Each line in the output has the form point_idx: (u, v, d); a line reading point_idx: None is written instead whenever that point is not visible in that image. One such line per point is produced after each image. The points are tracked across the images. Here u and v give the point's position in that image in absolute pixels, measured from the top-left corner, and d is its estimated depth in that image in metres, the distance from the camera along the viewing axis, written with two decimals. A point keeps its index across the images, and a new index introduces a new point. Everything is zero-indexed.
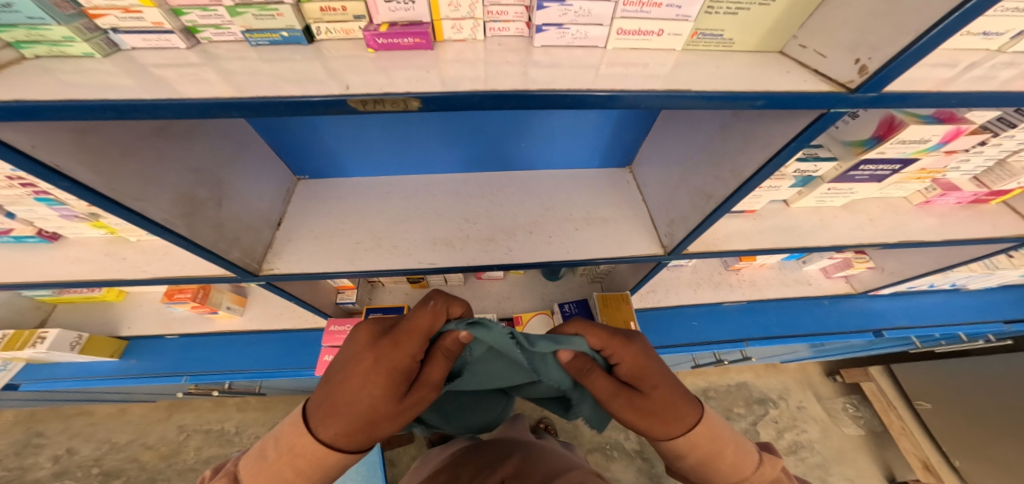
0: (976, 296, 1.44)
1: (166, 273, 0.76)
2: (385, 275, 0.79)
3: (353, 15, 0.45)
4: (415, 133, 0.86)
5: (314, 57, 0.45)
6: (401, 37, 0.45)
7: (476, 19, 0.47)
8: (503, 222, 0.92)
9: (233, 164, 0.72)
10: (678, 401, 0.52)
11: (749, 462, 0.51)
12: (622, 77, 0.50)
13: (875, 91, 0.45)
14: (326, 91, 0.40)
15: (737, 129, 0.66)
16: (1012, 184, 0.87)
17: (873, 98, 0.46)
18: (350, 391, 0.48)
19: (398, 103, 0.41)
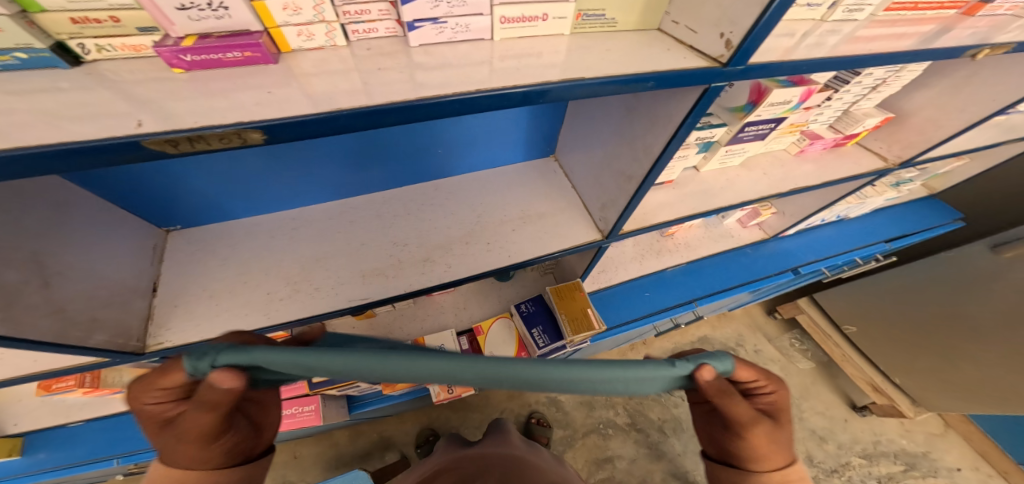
0: (860, 222, 1.62)
1: (12, 373, 0.62)
2: (310, 322, 0.72)
3: (135, 27, 0.35)
4: (313, 157, 0.77)
5: (92, 84, 0.35)
6: (223, 52, 0.37)
7: (329, 23, 0.41)
8: (435, 237, 0.88)
9: (60, 229, 0.56)
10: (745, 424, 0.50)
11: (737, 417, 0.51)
12: (517, 70, 0.46)
13: (744, 64, 0.47)
14: (111, 130, 0.30)
15: (641, 107, 0.66)
16: (859, 128, 0.99)
17: (742, 70, 0.49)
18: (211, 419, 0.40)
19: (231, 137, 0.33)
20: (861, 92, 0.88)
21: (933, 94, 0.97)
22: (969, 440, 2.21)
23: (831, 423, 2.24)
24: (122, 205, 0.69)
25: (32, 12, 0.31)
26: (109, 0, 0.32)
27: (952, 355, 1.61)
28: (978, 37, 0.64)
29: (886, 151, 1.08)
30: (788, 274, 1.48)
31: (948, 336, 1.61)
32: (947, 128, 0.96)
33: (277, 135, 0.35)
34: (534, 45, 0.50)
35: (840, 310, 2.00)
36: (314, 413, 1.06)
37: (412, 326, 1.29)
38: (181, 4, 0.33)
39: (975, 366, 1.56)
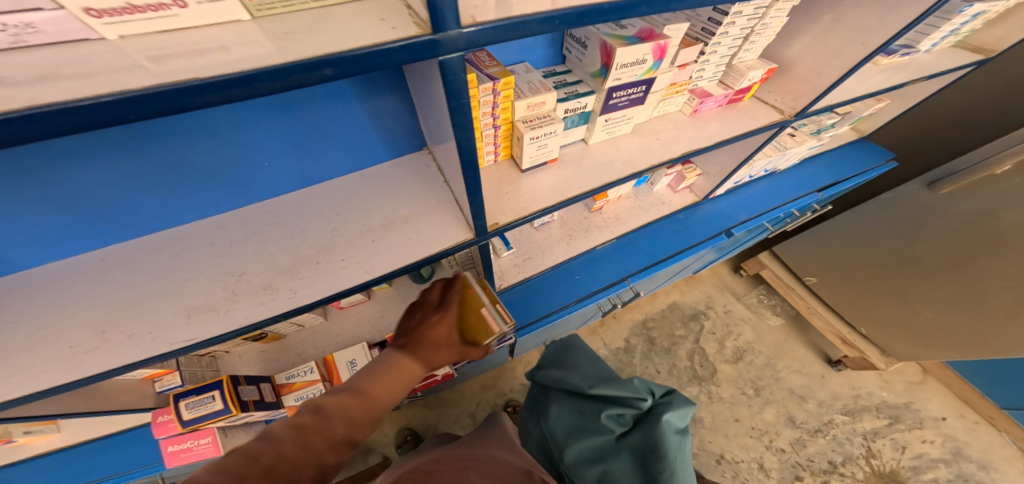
0: (790, 174, 1.62)
1: None
2: (119, 375, 0.64)
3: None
4: (106, 179, 0.70)
5: None
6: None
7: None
8: (280, 259, 0.78)
9: None
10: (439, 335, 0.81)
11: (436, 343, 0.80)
12: (178, 70, 0.35)
13: (457, 28, 0.41)
14: None
15: (433, 86, 0.55)
16: (745, 81, 1.10)
17: (463, 35, 0.43)
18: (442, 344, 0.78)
19: None
20: (734, 44, 0.99)
21: (808, 41, 1.04)
22: (948, 386, 2.28)
23: (809, 382, 2.30)
24: None
25: None
26: None
27: (910, 299, 1.68)
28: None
29: (782, 103, 1.15)
30: (720, 237, 1.48)
31: (900, 279, 1.68)
32: (828, 75, 1.03)
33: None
34: (193, 39, 0.38)
35: (800, 262, 2.10)
36: (211, 445, 0.98)
37: (325, 342, 1.22)
38: None
39: (932, 309, 1.62)
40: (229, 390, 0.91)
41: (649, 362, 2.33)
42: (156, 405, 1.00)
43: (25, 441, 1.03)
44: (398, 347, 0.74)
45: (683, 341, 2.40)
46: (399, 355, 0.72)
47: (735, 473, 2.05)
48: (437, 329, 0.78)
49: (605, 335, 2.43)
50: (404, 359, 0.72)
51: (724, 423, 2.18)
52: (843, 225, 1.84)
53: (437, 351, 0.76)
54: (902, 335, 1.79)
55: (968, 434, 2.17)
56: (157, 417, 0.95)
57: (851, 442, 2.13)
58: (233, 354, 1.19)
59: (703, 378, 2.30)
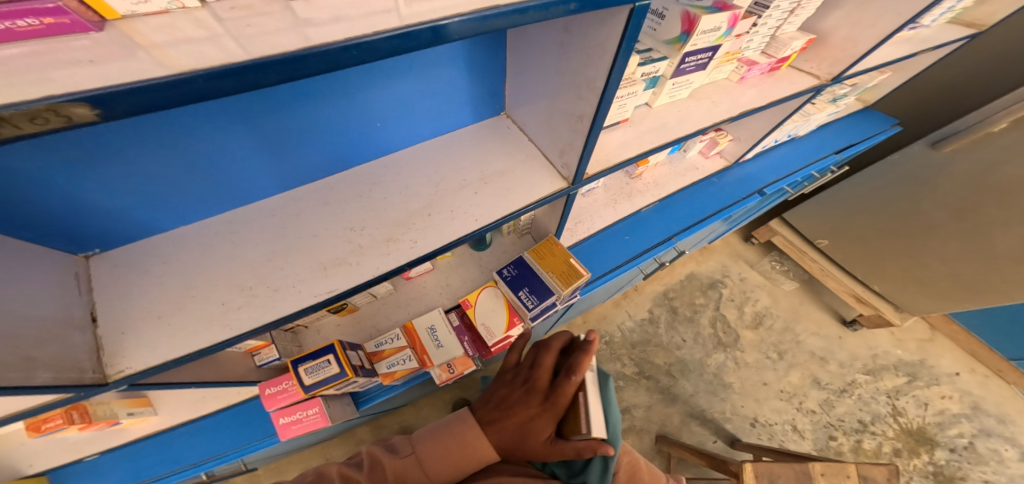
0: (809, 139, 1.71)
1: None
2: (276, 327, 0.68)
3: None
4: (236, 142, 0.73)
5: None
6: (10, 18, 0.30)
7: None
8: (393, 215, 0.83)
9: None
10: (519, 416, 0.65)
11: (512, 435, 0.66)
12: (432, 12, 0.42)
13: None
14: None
15: (577, 40, 0.61)
16: (787, 51, 1.16)
17: None
18: (511, 419, 0.66)
19: (44, 115, 0.27)
20: (780, 17, 1.05)
21: (844, 14, 1.12)
22: (959, 343, 2.38)
23: (828, 344, 2.40)
24: (32, 237, 0.65)
25: None
26: None
27: (920, 255, 1.79)
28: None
29: (817, 70, 1.23)
30: (753, 197, 1.57)
31: (913, 235, 1.79)
32: (864, 44, 1.10)
33: (116, 109, 0.29)
34: None
35: (814, 226, 2.18)
36: (319, 416, 1.00)
37: (398, 312, 1.27)
38: None
39: (944, 263, 1.74)
40: (342, 354, 0.94)
41: (674, 331, 2.42)
42: (258, 378, 1.03)
43: (127, 424, 1.04)
44: (486, 417, 0.68)
45: (704, 309, 2.49)
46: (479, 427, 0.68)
47: (771, 435, 2.14)
48: (525, 411, 0.65)
49: (630, 307, 2.51)
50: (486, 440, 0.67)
51: (754, 387, 2.26)
52: (858, 186, 1.91)
53: (523, 439, 0.65)
54: (915, 288, 1.90)
55: (981, 388, 2.28)
56: (266, 389, 0.98)
57: (877, 401, 2.23)
58: (312, 329, 1.21)
59: (728, 344, 2.38)
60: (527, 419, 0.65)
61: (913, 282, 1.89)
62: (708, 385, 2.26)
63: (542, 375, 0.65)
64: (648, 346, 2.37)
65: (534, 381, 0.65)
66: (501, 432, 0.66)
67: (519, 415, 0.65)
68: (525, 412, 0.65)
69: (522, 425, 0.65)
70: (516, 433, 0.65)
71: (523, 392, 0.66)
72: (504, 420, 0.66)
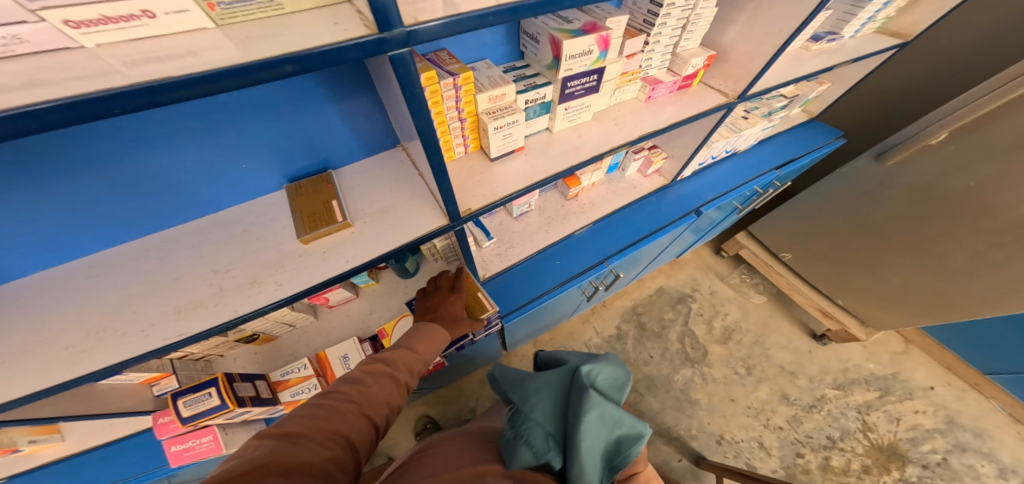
0: (751, 153, 1.67)
1: None
2: (113, 373, 0.67)
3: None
4: (89, 189, 0.73)
5: None
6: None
7: None
8: (264, 256, 0.83)
9: None
10: (432, 333, 0.90)
11: (432, 344, 0.88)
12: (145, 71, 0.39)
13: (402, 26, 0.46)
14: None
15: (389, 84, 0.60)
16: (689, 69, 1.06)
17: (407, 33, 0.47)
18: (428, 334, 0.90)
19: None
20: (674, 33, 0.97)
21: (738, 29, 1.01)
22: (932, 355, 2.32)
23: (799, 357, 2.34)
24: None
25: None
26: None
27: (875, 267, 1.69)
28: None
29: (724, 87, 1.10)
30: (690, 216, 1.53)
31: (865, 249, 1.70)
32: (758, 61, 0.99)
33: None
34: (167, 45, 0.42)
35: (776, 239, 2.09)
36: (212, 443, 1.02)
37: (318, 340, 1.26)
38: None
39: (898, 277, 1.64)
40: (225, 386, 0.95)
41: (641, 348, 2.38)
42: (154, 408, 1.02)
43: (33, 451, 1.07)
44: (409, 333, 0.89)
45: (672, 324, 2.45)
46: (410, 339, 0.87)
47: (736, 453, 2.08)
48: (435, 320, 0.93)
49: (597, 323, 2.48)
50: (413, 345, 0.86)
51: (720, 403, 2.21)
52: (805, 203, 1.85)
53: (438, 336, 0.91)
54: (870, 301, 1.81)
55: (957, 402, 2.19)
56: (158, 418, 0.98)
57: (847, 417, 2.16)
58: (229, 357, 1.21)
59: (695, 360, 2.34)
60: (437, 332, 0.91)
61: (867, 297, 1.82)
62: (675, 401, 2.22)
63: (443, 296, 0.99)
64: None
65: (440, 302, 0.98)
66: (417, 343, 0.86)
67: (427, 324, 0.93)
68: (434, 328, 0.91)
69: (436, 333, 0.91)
70: (431, 344, 0.88)
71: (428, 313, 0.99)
72: (422, 338, 0.88)
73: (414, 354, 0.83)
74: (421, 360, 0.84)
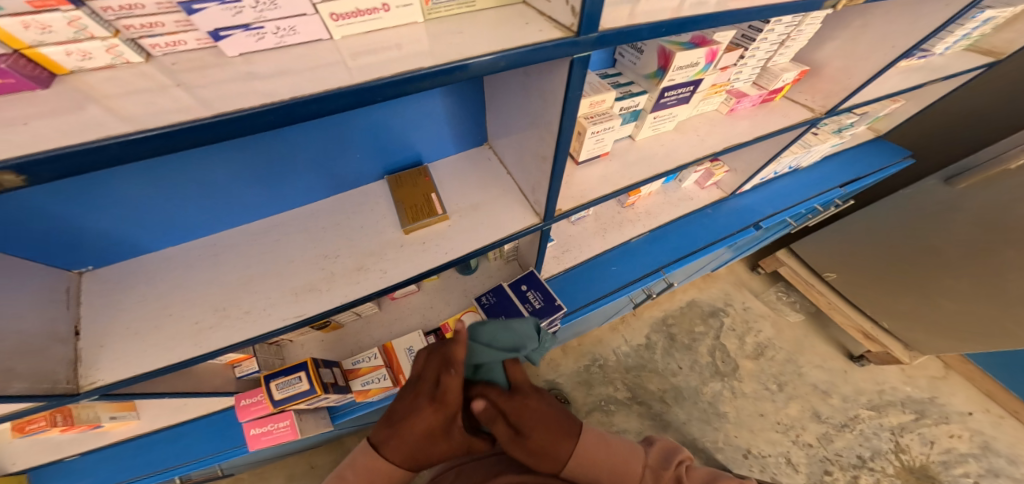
0: (813, 171, 1.69)
1: None
2: (241, 348, 0.71)
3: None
4: (221, 173, 0.77)
5: None
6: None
7: (65, 10, 0.32)
8: (368, 244, 0.86)
9: None
10: (421, 425, 0.69)
11: (427, 438, 0.69)
12: (371, 65, 0.44)
13: (596, 31, 0.48)
14: None
15: (535, 86, 0.64)
16: (779, 83, 1.09)
17: (597, 37, 0.49)
18: (416, 427, 0.69)
19: None
20: (770, 48, 0.98)
21: (838, 44, 1.05)
22: (972, 381, 2.29)
23: (832, 377, 2.33)
24: (28, 254, 0.69)
25: None
26: None
27: (928, 293, 1.68)
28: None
29: (811, 102, 1.15)
30: (749, 230, 1.55)
31: (920, 273, 1.68)
32: (859, 75, 1.03)
33: (38, 174, 0.31)
34: (381, 39, 0.48)
35: (822, 259, 2.08)
36: (289, 428, 1.06)
37: (380, 331, 1.29)
38: None
39: (956, 303, 1.61)
40: (313, 372, 1.00)
41: (670, 358, 2.39)
42: (237, 389, 1.06)
43: (109, 427, 1.09)
44: (379, 440, 0.71)
45: (703, 338, 2.45)
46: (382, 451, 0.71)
47: (763, 467, 2.06)
48: (422, 420, 0.69)
49: (627, 332, 2.49)
50: (386, 458, 0.70)
51: (749, 417, 2.21)
52: (858, 222, 1.87)
53: (432, 439, 0.70)
54: (919, 326, 1.81)
55: (994, 428, 2.17)
56: (241, 400, 1.02)
57: (879, 437, 2.14)
58: (297, 343, 1.24)
59: (725, 373, 2.33)
60: (426, 427, 0.69)
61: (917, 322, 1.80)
62: (703, 413, 2.21)
63: (429, 376, 0.71)
64: (642, 371, 2.34)
65: (420, 390, 0.71)
66: (408, 434, 0.70)
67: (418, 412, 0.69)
68: (424, 420, 0.69)
69: (425, 429, 0.69)
70: (424, 438, 0.69)
71: (410, 402, 0.71)
72: (407, 431, 0.70)
73: (410, 446, 0.70)
74: (410, 454, 0.70)
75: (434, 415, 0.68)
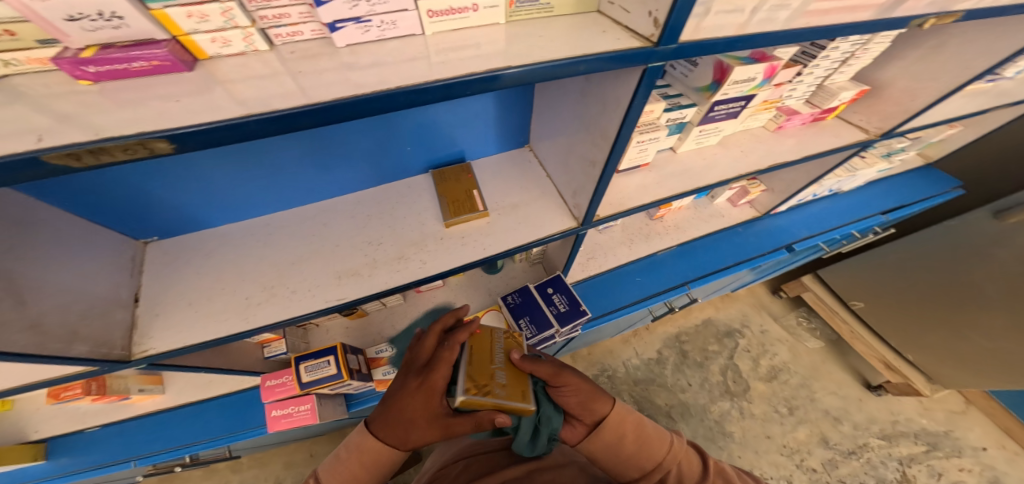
0: (852, 196, 1.70)
1: None
2: (286, 326, 0.72)
3: (33, 40, 0.34)
4: (282, 158, 0.80)
5: (5, 100, 0.35)
6: (126, 61, 0.37)
7: (223, 2, 0.38)
8: (409, 234, 0.88)
9: (46, 258, 0.58)
10: (406, 403, 0.68)
11: (407, 419, 0.67)
12: (456, 61, 0.47)
13: (674, 42, 0.50)
14: (8, 148, 0.30)
15: (595, 92, 0.66)
16: (834, 102, 1.09)
17: (674, 49, 0.51)
18: (401, 403, 0.68)
19: (135, 148, 0.33)
20: (830, 66, 0.98)
21: (906, 64, 1.06)
22: (991, 417, 2.26)
23: (845, 404, 2.30)
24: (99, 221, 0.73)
25: None
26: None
27: (961, 328, 1.67)
28: (926, 7, 0.67)
29: (866, 123, 1.17)
30: (780, 251, 1.56)
31: (956, 307, 1.66)
32: (925, 97, 1.04)
33: (186, 143, 0.34)
34: (465, 38, 0.51)
35: (849, 287, 2.09)
36: (309, 413, 1.06)
37: (404, 322, 1.30)
38: (68, 15, 0.32)
39: (988, 339, 1.60)
40: (341, 357, 1.03)
41: (680, 374, 2.38)
42: (263, 371, 1.08)
43: (136, 399, 1.11)
44: (376, 418, 0.71)
45: (716, 357, 2.44)
46: (372, 433, 0.70)
47: None
48: (410, 401, 0.68)
49: (638, 345, 2.49)
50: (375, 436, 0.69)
51: (755, 439, 2.19)
52: (890, 255, 1.87)
53: (416, 423, 0.67)
54: (944, 357, 1.79)
55: (1008, 465, 2.13)
56: (267, 381, 1.05)
57: (886, 466, 2.12)
58: (321, 328, 1.26)
59: (735, 394, 2.32)
60: (412, 403, 0.68)
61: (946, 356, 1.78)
62: (708, 430, 2.19)
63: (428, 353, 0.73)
64: (650, 385, 2.34)
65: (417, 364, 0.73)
66: (392, 411, 0.69)
67: (409, 383, 0.70)
68: (410, 396, 0.68)
69: (414, 407, 0.67)
70: (408, 417, 0.67)
71: (403, 377, 0.72)
72: (394, 408, 0.69)
73: (392, 426, 0.68)
74: (395, 436, 0.68)
75: (421, 394, 0.67)
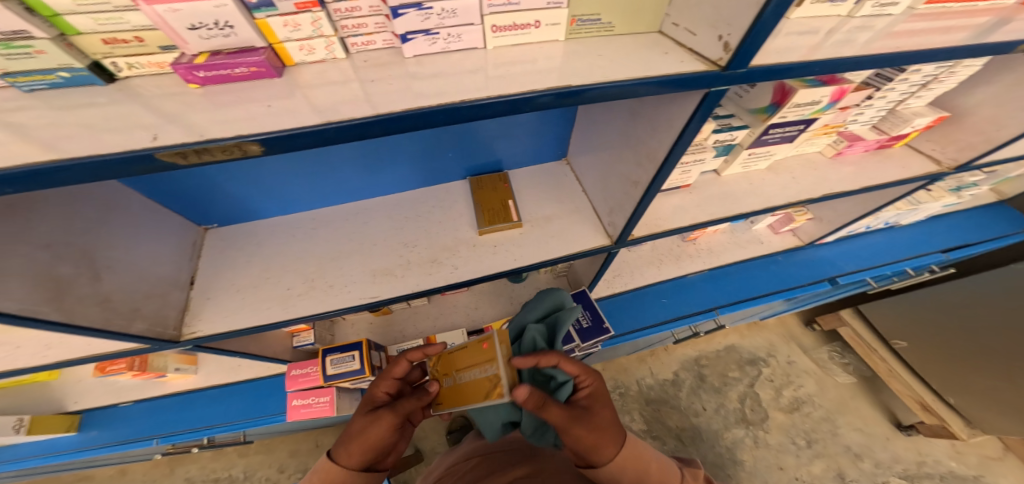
0: (907, 231, 1.63)
1: (59, 339, 0.69)
2: (323, 319, 0.74)
3: (157, 46, 0.40)
4: (332, 160, 0.83)
5: (123, 99, 0.39)
6: (229, 67, 0.39)
7: (314, 11, 0.40)
8: (444, 238, 0.90)
9: (119, 237, 0.63)
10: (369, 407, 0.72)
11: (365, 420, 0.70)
12: (516, 76, 0.48)
13: (743, 66, 0.49)
14: (126, 144, 0.33)
15: (647, 111, 0.66)
16: (907, 128, 1.05)
17: (743, 73, 0.50)
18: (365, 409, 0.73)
19: (232, 150, 0.35)
20: (907, 90, 0.94)
21: (994, 90, 0.99)
22: None
23: (869, 441, 2.17)
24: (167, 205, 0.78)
25: (69, 34, 0.37)
26: (133, 22, 0.37)
27: (1015, 377, 1.55)
28: None
29: (940, 153, 1.11)
30: (823, 284, 1.50)
31: (1011, 353, 1.55)
32: (1014, 127, 0.99)
33: (274, 146, 0.36)
34: (527, 54, 0.52)
35: (890, 324, 1.98)
36: (327, 405, 1.08)
37: (425, 323, 1.31)
38: (190, 24, 0.36)
39: None
40: (366, 354, 1.04)
41: (696, 398, 2.31)
42: (291, 361, 1.10)
43: (170, 378, 1.17)
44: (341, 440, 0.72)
45: (735, 384, 2.35)
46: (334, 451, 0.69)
47: None
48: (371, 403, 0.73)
49: (654, 365, 2.44)
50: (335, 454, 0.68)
51: (768, 470, 2.09)
52: (945, 295, 1.75)
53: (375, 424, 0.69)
54: (992, 406, 1.66)
55: None
56: (292, 370, 1.08)
57: None
58: (347, 321, 1.29)
59: (752, 422, 2.23)
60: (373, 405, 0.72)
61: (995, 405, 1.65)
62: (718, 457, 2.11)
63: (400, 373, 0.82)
64: (663, 406, 2.28)
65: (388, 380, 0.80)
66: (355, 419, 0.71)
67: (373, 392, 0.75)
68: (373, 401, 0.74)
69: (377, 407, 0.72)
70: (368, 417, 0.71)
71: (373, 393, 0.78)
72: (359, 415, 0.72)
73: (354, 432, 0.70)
74: (353, 445, 0.67)
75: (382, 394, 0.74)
